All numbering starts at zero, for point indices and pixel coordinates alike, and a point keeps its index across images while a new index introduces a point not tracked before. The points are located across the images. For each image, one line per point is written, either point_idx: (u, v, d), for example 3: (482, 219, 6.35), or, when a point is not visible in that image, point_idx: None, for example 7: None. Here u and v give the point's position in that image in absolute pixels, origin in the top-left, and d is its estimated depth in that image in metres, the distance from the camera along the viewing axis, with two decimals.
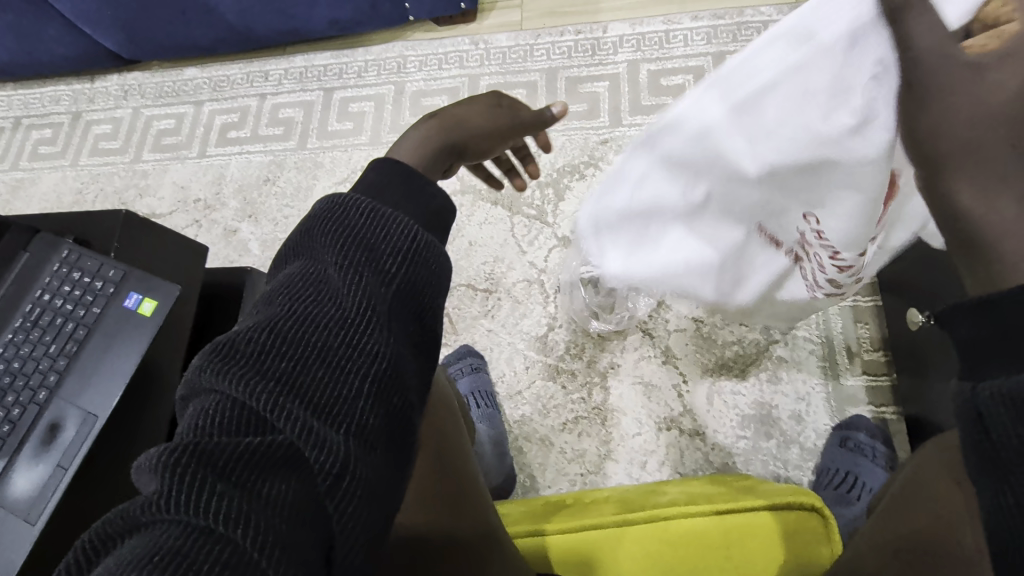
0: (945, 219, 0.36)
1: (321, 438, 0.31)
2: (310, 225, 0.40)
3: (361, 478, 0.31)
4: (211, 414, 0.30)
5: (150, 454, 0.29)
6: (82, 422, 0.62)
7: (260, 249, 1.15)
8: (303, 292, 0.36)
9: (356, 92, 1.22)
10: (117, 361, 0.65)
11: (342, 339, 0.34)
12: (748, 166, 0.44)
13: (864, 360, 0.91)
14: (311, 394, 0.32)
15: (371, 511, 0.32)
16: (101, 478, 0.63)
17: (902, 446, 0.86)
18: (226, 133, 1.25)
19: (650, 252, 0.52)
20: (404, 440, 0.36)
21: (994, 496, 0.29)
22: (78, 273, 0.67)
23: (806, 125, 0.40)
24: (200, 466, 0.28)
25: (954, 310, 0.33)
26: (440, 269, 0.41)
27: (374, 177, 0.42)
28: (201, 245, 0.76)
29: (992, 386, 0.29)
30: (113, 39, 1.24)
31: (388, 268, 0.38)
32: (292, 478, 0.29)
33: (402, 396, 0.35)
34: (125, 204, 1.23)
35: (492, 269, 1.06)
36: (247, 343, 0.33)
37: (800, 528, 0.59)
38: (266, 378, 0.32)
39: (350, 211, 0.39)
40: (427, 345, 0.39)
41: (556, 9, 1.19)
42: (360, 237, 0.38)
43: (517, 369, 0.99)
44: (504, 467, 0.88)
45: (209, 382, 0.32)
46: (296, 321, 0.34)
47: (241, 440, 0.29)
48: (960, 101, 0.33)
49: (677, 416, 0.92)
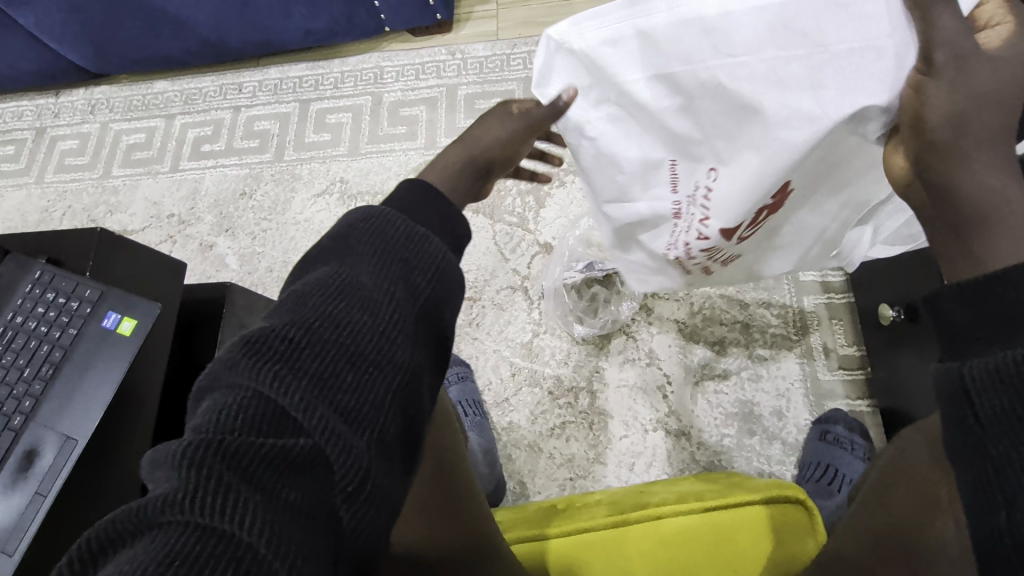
0: (941, 205, 0.39)
1: (344, 444, 0.34)
2: (345, 231, 0.42)
3: (373, 485, 0.35)
4: (238, 411, 0.32)
5: (172, 448, 0.31)
6: (60, 447, 0.61)
7: (238, 264, 1.13)
8: (336, 293, 0.38)
9: (333, 103, 1.21)
10: (95, 383, 0.63)
11: (370, 345, 0.37)
12: (720, 72, 0.45)
13: (840, 355, 0.93)
14: (337, 398, 0.35)
15: (376, 514, 0.35)
16: (81, 505, 0.61)
17: (879, 437, 0.89)
18: (200, 147, 1.22)
19: (589, 96, 0.51)
20: (412, 446, 0.39)
21: (979, 461, 0.32)
22: (52, 295, 0.65)
23: (780, 53, 0.42)
24: (223, 467, 0.30)
25: (945, 297, 0.37)
26: (456, 284, 0.43)
27: (404, 193, 0.45)
28: (178, 261, 0.74)
29: (980, 362, 0.33)
30: (79, 53, 1.21)
31: (417, 282, 0.40)
32: (309, 483, 0.32)
33: (414, 405, 0.39)
34: (94, 221, 1.19)
35: (475, 277, 1.06)
36: (282, 342, 0.35)
37: (786, 521, 0.61)
38: (297, 379, 0.34)
39: (384, 223, 0.42)
40: (439, 359, 0.42)
41: (531, 19, 1.21)
42: (396, 250, 0.40)
43: (503, 377, 0.99)
44: (494, 475, 0.87)
45: (239, 377, 0.34)
46: (328, 324, 0.37)
47: (266, 441, 0.31)
48: (990, 89, 0.37)
49: (663, 417, 0.94)
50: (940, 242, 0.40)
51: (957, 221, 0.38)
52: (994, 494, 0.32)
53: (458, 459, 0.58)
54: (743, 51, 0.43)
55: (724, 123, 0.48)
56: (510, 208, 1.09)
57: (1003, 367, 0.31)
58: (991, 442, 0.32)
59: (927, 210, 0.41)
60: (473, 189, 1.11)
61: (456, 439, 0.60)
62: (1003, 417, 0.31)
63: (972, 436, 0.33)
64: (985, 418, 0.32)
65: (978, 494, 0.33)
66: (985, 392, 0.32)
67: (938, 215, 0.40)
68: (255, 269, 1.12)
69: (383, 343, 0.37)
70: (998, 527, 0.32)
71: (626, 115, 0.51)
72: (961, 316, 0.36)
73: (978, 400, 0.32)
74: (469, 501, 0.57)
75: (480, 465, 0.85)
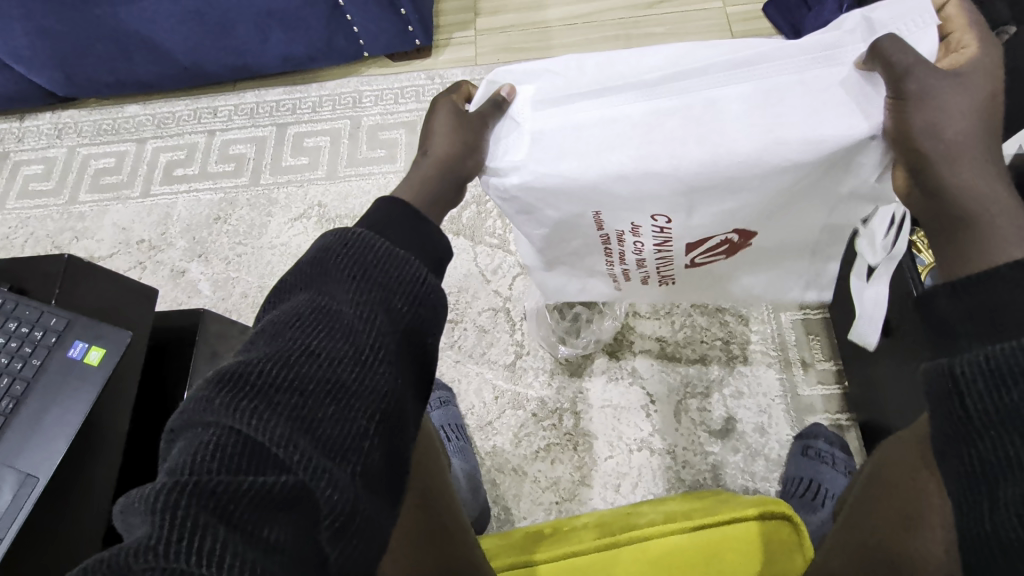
0: (937, 207, 0.42)
1: (328, 477, 0.33)
2: (320, 257, 0.40)
3: (358, 518, 0.34)
4: (214, 449, 0.31)
5: (145, 493, 0.29)
6: (19, 485, 0.57)
7: (211, 290, 1.09)
8: (313, 324, 0.37)
9: (311, 127, 1.21)
10: (60, 416, 0.60)
11: (351, 375, 0.36)
12: (705, 137, 0.49)
13: (818, 370, 0.95)
14: (319, 430, 0.34)
15: (362, 549, 0.34)
16: (43, 545, 0.58)
17: (858, 451, 0.90)
18: (172, 171, 1.20)
19: (550, 143, 0.53)
20: (396, 476, 0.38)
21: (971, 451, 0.35)
22: (14, 324, 0.62)
23: (764, 125, 0.48)
24: (200, 509, 0.28)
25: (934, 292, 0.39)
26: (442, 311, 0.42)
27: (377, 216, 0.44)
28: (150, 287, 0.72)
29: (970, 358, 0.35)
30: (47, 77, 1.18)
31: (397, 306, 0.39)
32: (292, 520, 0.31)
33: (399, 433, 0.38)
34: (58, 248, 1.15)
35: (457, 299, 1.05)
36: (258, 377, 0.34)
37: (775, 536, 0.60)
38: (275, 413, 0.33)
39: (359, 247, 0.40)
40: (423, 385, 0.41)
41: (509, 46, 1.24)
42: (378, 275, 0.39)
43: (486, 400, 0.98)
44: (478, 501, 0.85)
45: (214, 416, 0.33)
46: (308, 355, 0.36)
47: (245, 480, 0.30)
48: (957, 102, 0.41)
49: (647, 437, 0.93)
50: (939, 246, 0.43)
51: (951, 221, 0.41)
52: (981, 483, 0.35)
53: (445, 486, 0.56)
54: (729, 115, 0.49)
55: (688, 181, 0.51)
56: (491, 229, 1.10)
57: (995, 365, 0.34)
58: (978, 435, 0.35)
59: (926, 217, 0.44)
60: (454, 211, 1.11)
61: (442, 466, 0.58)
62: (989, 411, 0.34)
63: (962, 425, 0.35)
64: (973, 410, 0.35)
65: (968, 484, 0.35)
66: (972, 387, 0.34)
67: (935, 217, 0.43)
68: (228, 295, 1.09)
69: (366, 372, 0.37)
70: (982, 511, 0.34)
71: (569, 158, 0.52)
72: (949, 313, 0.37)
73: (966, 395, 0.35)
74: (457, 529, 0.55)
75: (464, 490, 0.82)
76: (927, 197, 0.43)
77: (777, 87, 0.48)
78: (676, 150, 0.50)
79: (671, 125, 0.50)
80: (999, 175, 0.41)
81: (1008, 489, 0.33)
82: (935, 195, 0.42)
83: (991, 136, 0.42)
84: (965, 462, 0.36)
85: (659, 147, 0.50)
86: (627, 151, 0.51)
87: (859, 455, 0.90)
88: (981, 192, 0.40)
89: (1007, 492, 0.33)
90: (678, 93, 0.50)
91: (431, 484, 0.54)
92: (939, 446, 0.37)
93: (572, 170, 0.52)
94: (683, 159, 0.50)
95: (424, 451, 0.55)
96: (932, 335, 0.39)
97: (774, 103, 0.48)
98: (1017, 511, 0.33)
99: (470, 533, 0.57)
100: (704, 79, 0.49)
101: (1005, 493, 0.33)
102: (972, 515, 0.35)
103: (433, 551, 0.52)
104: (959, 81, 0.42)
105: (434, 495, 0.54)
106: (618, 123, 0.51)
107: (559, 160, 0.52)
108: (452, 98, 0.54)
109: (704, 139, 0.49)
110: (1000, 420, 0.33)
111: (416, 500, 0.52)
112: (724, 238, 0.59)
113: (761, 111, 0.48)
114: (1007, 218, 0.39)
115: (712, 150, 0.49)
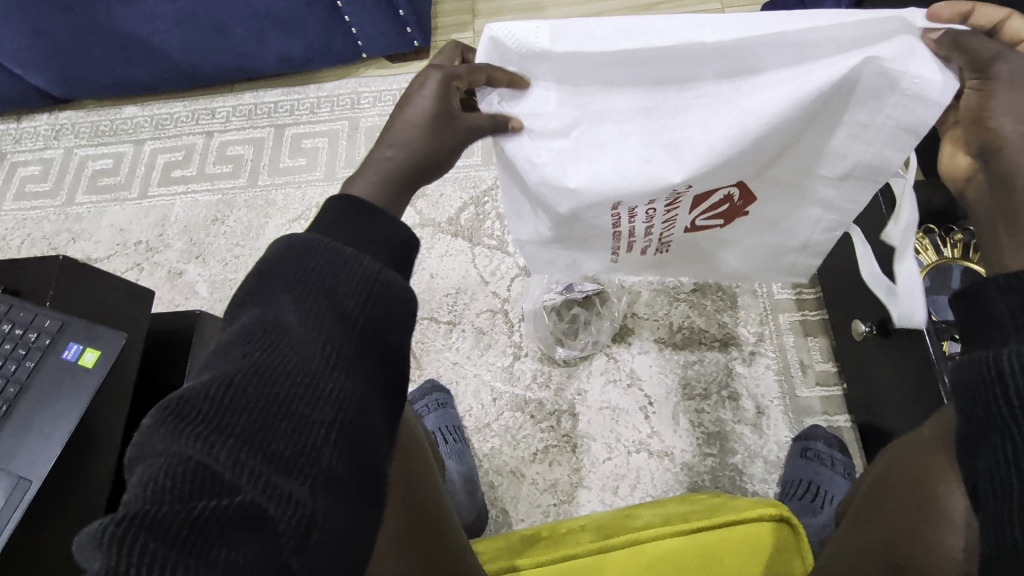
0: (1002, 192, 0.40)
1: (285, 493, 0.33)
2: (267, 270, 0.40)
3: (324, 532, 0.33)
4: (164, 477, 0.31)
5: (99, 526, 0.30)
6: (13, 488, 0.57)
7: (209, 291, 1.09)
8: (262, 340, 0.37)
9: (309, 128, 1.20)
10: (52, 419, 0.60)
11: (304, 386, 0.36)
12: (739, 114, 0.49)
13: (817, 371, 0.95)
14: (272, 448, 0.33)
15: (333, 562, 0.34)
16: (40, 540, 0.58)
17: (858, 454, 0.90)
18: (170, 172, 1.20)
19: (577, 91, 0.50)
20: (372, 488, 0.37)
21: (1004, 438, 0.35)
22: (8, 326, 0.62)
23: (792, 92, 0.47)
24: (149, 539, 0.29)
25: (985, 286, 0.38)
26: (405, 303, 0.41)
27: (330, 215, 0.43)
28: (146, 288, 0.72)
29: (1017, 348, 0.35)
30: (45, 78, 1.18)
31: (348, 310, 0.39)
32: (250, 539, 0.31)
33: (367, 441, 0.37)
34: (55, 249, 1.15)
35: (455, 301, 1.05)
36: (203, 399, 0.34)
37: (771, 538, 0.60)
38: (222, 437, 0.33)
39: (307, 256, 0.40)
40: (394, 388, 0.41)
41: None
42: (321, 284, 0.39)
43: (484, 402, 0.97)
44: (476, 504, 0.85)
45: (164, 443, 0.33)
46: (256, 371, 0.35)
47: (194, 506, 0.31)
48: None
49: (646, 439, 0.93)
50: (990, 238, 0.41)
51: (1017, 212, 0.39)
52: (1011, 475, 0.34)
53: (434, 494, 0.56)
54: (759, 90, 0.48)
55: (721, 162, 0.51)
56: (489, 231, 1.10)
57: None
58: (1013, 426, 0.34)
59: (989, 204, 0.41)
60: (453, 213, 1.11)
61: (431, 473, 0.58)
62: None
63: (998, 416, 0.35)
64: (1013, 401, 0.34)
65: (991, 479, 0.35)
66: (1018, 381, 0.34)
67: (997, 209, 0.40)
68: (226, 297, 1.09)
69: (319, 383, 0.36)
70: (1006, 515, 0.33)
71: (610, 104, 0.50)
72: (999, 308, 0.37)
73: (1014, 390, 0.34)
74: (449, 532, 0.55)
75: (460, 493, 0.82)
76: (995, 182, 0.40)
77: (825, 67, 0.46)
78: (708, 119, 0.49)
79: (706, 122, 0.49)
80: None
81: None
82: (1005, 180, 0.39)
83: None
84: (996, 457, 0.35)
85: (686, 119, 0.50)
86: (650, 118, 0.50)
87: (858, 457, 0.90)
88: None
89: None
90: (714, 66, 0.47)
91: (418, 486, 0.54)
92: (970, 439, 0.37)
93: (609, 135, 0.51)
94: (721, 147, 0.50)
95: (410, 452, 0.55)
96: (971, 330, 0.39)
97: (816, 83, 0.46)
98: None
99: (462, 537, 0.57)
100: (758, 66, 0.47)
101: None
102: (993, 512, 0.34)
103: (421, 549, 0.51)
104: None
105: (421, 499, 0.53)
106: (644, 76, 0.48)
107: (599, 115, 0.51)
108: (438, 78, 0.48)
109: (723, 112, 0.49)
110: None
111: (404, 501, 0.52)
112: (724, 196, 0.57)
113: (800, 87, 0.47)
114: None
115: (741, 121, 0.49)
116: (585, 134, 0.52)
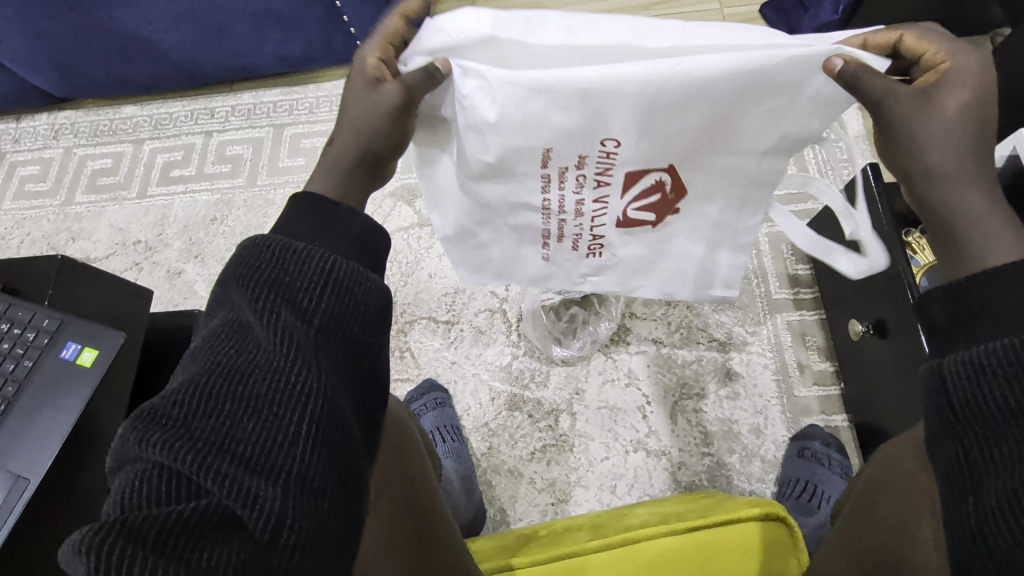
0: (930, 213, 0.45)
1: (258, 493, 0.33)
2: (226, 275, 0.40)
3: (299, 527, 0.34)
4: (138, 483, 0.32)
5: (73, 540, 0.29)
6: (12, 484, 0.57)
7: (207, 291, 1.09)
8: (227, 343, 0.37)
9: (309, 128, 1.21)
10: (49, 418, 0.60)
11: (269, 384, 0.36)
12: (661, 88, 0.44)
13: (815, 371, 0.95)
14: (242, 449, 0.34)
15: (311, 555, 0.34)
16: (40, 538, 0.58)
17: (856, 453, 0.90)
18: (169, 172, 1.20)
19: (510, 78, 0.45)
20: (347, 483, 0.38)
21: (954, 444, 0.37)
22: (7, 325, 0.62)
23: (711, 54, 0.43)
24: (127, 544, 0.29)
25: (927, 297, 0.42)
26: (367, 295, 0.41)
27: (290, 215, 0.43)
28: (145, 288, 0.72)
29: (955, 359, 0.37)
30: (44, 78, 1.18)
31: (307, 304, 0.38)
32: (229, 538, 0.31)
33: (338, 436, 0.38)
34: (54, 248, 1.15)
35: (453, 300, 1.05)
36: (172, 407, 0.34)
37: (766, 536, 0.60)
38: (190, 441, 0.33)
39: (264, 252, 0.39)
40: (365, 383, 0.41)
41: None
42: (278, 280, 0.39)
43: (482, 401, 0.98)
44: (473, 504, 0.85)
45: (136, 452, 0.33)
46: (222, 374, 0.35)
47: (170, 510, 0.31)
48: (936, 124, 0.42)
49: (643, 438, 0.93)
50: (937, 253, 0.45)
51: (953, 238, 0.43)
52: (967, 478, 0.37)
53: (426, 488, 0.56)
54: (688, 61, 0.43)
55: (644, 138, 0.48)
56: None
57: (981, 362, 0.36)
58: (962, 432, 0.37)
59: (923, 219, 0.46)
60: None
61: (426, 471, 0.58)
62: (975, 406, 0.36)
63: (950, 424, 0.37)
64: (960, 409, 0.37)
65: (955, 482, 0.37)
66: (956, 386, 0.37)
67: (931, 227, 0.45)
68: None
69: (285, 380, 0.36)
70: (967, 515, 0.36)
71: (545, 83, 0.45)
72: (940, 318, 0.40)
73: (952, 395, 0.37)
74: (445, 533, 0.55)
75: (457, 493, 0.83)
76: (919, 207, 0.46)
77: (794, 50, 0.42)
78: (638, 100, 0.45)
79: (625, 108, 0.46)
80: (981, 155, 0.43)
81: (991, 482, 0.35)
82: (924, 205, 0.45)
83: (981, 142, 0.43)
84: (953, 460, 0.38)
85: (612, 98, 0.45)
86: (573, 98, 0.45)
87: (856, 457, 0.90)
88: (967, 180, 0.43)
89: (989, 485, 0.35)
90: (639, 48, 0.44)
91: (411, 486, 0.54)
92: (932, 444, 0.40)
93: (539, 109, 0.46)
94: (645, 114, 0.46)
95: (403, 452, 0.55)
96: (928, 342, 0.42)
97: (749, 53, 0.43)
98: (991, 508, 0.35)
99: (459, 537, 0.57)
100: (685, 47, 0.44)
101: (989, 487, 0.35)
102: (961, 518, 0.37)
103: (417, 550, 0.51)
104: (948, 83, 0.42)
105: (414, 499, 0.53)
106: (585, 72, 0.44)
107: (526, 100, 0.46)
108: (368, 63, 0.47)
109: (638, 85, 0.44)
110: (986, 413, 0.35)
111: (399, 502, 0.52)
112: (655, 180, 0.53)
113: (750, 55, 0.42)
114: (977, 193, 0.43)
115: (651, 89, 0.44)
116: (523, 121, 0.47)
